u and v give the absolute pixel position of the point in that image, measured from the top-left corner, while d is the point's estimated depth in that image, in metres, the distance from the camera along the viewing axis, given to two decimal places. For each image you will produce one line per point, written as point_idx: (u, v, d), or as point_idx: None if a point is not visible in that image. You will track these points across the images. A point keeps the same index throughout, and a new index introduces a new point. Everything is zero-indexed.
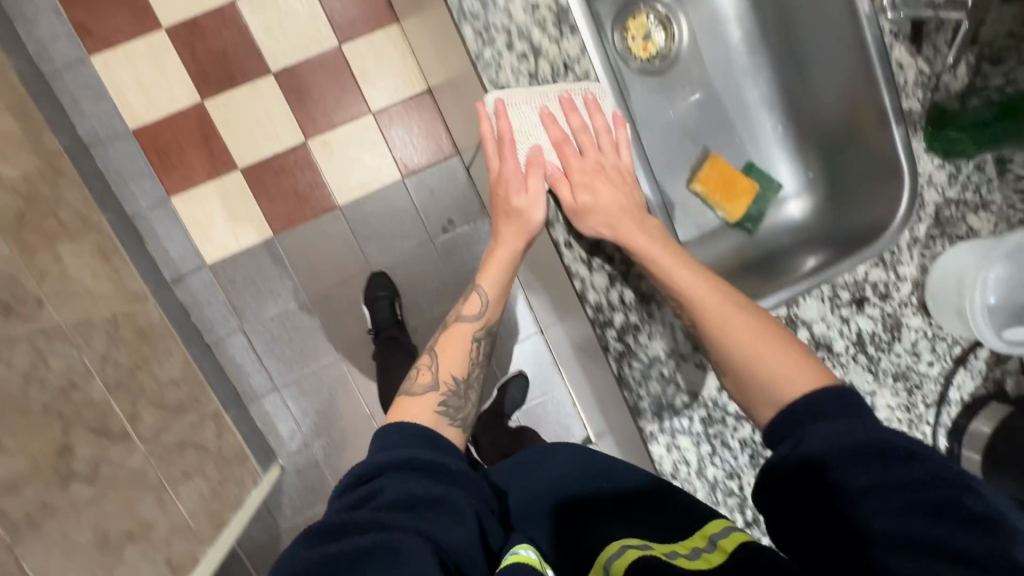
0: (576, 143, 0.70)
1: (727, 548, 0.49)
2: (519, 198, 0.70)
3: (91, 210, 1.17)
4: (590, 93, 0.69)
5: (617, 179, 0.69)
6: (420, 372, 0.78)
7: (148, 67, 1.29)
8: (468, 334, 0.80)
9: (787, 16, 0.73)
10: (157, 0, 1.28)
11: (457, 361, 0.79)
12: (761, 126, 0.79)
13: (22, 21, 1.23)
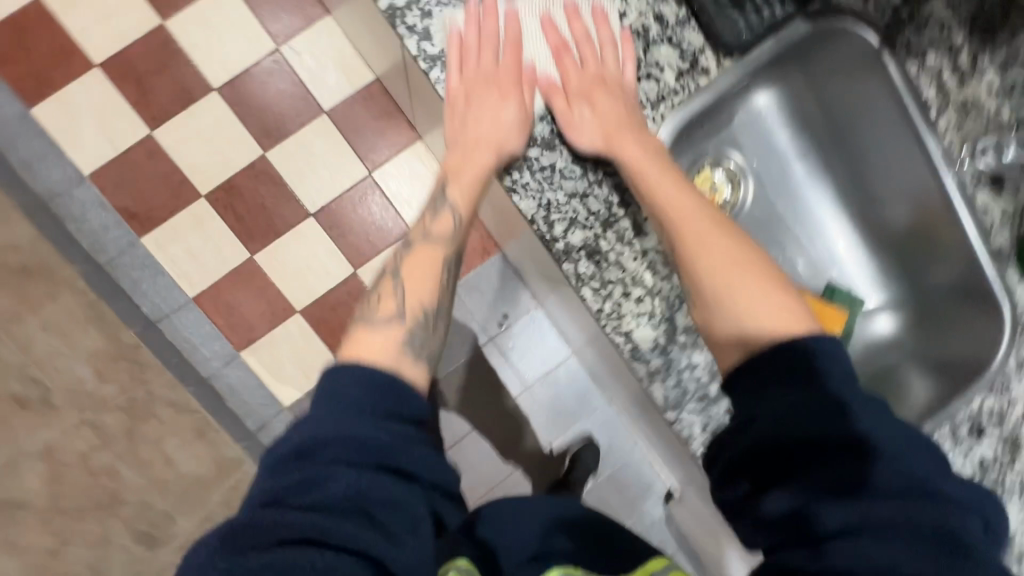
0: (570, 52, 0.73)
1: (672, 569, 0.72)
2: (507, 107, 0.72)
3: (180, 392, 1.28)
4: (595, 5, 0.73)
5: (615, 90, 0.71)
6: (379, 301, 0.75)
7: (196, 237, 1.32)
8: (436, 262, 0.78)
9: (851, 147, 0.77)
10: (190, 171, 1.30)
11: (421, 287, 0.76)
12: (834, 245, 0.81)
13: (71, 218, 1.26)
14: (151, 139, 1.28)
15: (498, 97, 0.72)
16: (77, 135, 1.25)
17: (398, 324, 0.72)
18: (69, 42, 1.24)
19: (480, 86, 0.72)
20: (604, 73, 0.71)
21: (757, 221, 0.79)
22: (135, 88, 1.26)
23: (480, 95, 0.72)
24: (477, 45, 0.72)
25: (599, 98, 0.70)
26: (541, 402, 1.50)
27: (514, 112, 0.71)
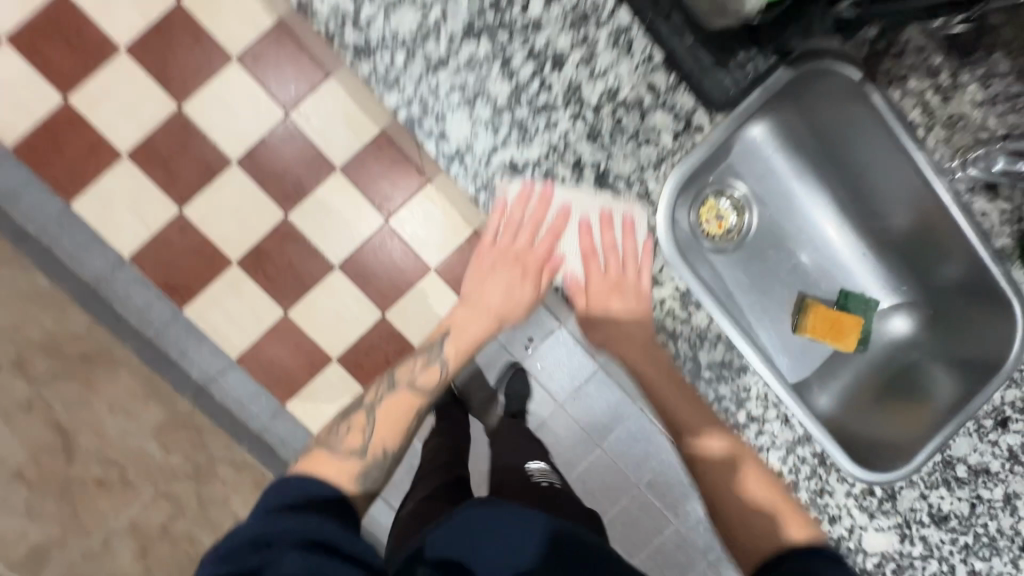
0: (598, 259, 0.83)
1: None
2: (523, 288, 0.88)
3: (235, 450, 1.36)
4: (630, 213, 0.80)
5: (627, 299, 0.82)
6: (348, 430, 0.90)
7: (232, 301, 1.40)
8: (412, 407, 0.95)
9: (850, 165, 0.80)
10: (221, 241, 1.38)
11: (383, 433, 0.91)
12: (843, 253, 0.88)
13: (119, 299, 1.35)
14: (181, 216, 1.36)
15: (517, 275, 0.87)
16: (113, 220, 1.34)
17: (355, 460, 0.87)
18: (97, 135, 1.32)
19: (506, 262, 0.86)
20: (623, 285, 0.81)
21: (766, 239, 0.88)
22: (161, 171, 1.35)
23: (502, 269, 0.88)
24: (518, 224, 0.82)
25: (614, 305, 0.83)
26: (576, 416, 1.54)
27: (529, 293, 0.88)
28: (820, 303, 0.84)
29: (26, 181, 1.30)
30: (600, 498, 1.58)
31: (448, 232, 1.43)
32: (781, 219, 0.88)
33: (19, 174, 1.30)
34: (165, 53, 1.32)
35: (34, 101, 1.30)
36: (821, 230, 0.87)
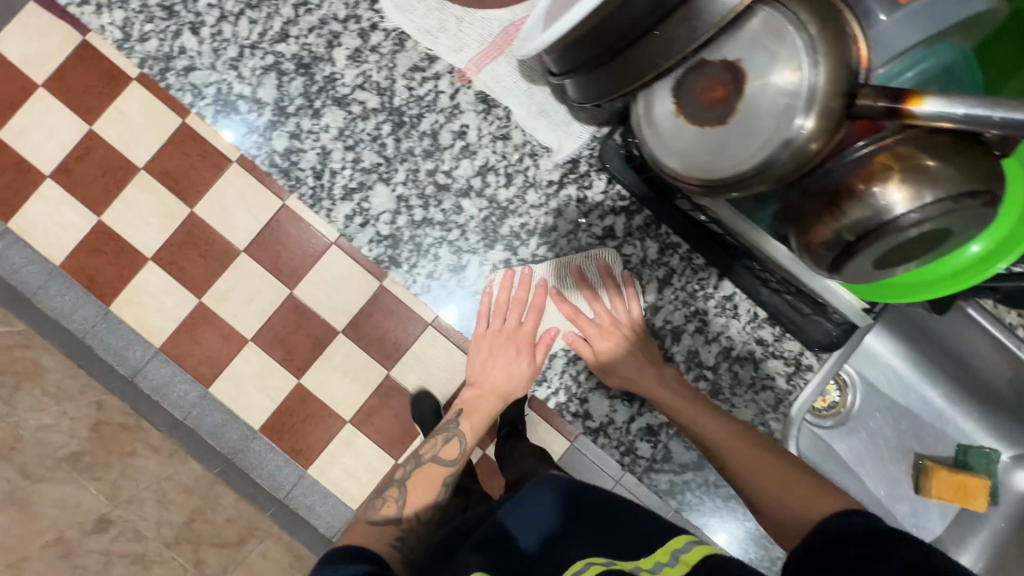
0: (583, 317, 1.32)
1: (688, 560, 0.81)
2: (527, 348, 1.33)
3: None
4: (605, 261, 1.33)
5: (615, 331, 1.29)
6: (384, 503, 1.14)
7: (349, 457, 1.52)
8: (439, 475, 1.20)
9: (960, 362, 1.20)
10: (335, 403, 1.53)
11: (422, 495, 1.16)
12: (957, 420, 1.28)
13: (253, 467, 1.51)
14: (300, 385, 1.52)
15: (516, 352, 1.33)
16: (244, 398, 1.51)
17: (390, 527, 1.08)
18: (228, 327, 1.51)
19: (507, 343, 1.34)
20: (617, 324, 1.30)
21: (874, 408, 1.31)
22: (280, 349, 1.52)
23: (506, 349, 1.33)
24: (505, 304, 1.35)
25: (608, 339, 1.29)
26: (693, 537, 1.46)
27: (524, 365, 1.31)
28: (941, 468, 1.20)
29: (173, 375, 1.50)
30: None
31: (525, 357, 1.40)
32: (892, 389, 1.31)
33: (167, 370, 1.50)
34: (275, 248, 1.50)
35: (176, 306, 1.50)
36: (927, 397, 1.29)
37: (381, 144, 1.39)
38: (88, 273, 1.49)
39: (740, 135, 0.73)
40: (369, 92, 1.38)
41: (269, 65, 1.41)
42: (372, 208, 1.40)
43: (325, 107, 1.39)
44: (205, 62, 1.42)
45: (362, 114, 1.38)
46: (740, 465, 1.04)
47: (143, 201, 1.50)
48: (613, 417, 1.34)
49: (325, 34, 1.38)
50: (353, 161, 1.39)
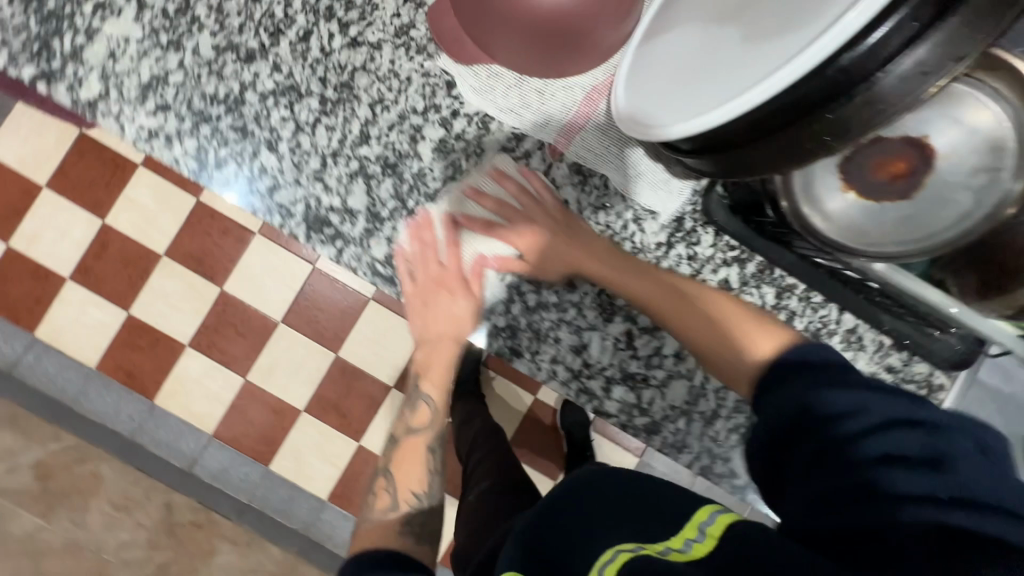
0: (498, 220, 0.68)
1: (717, 534, 0.44)
2: (459, 301, 0.69)
3: None
4: (499, 163, 0.67)
5: (546, 218, 0.67)
6: (376, 497, 0.75)
7: None
8: (423, 445, 0.77)
9: None
10: None
11: (410, 475, 0.75)
12: None
13: (328, 537, 1.48)
14: (361, 447, 1.49)
15: (447, 296, 0.69)
16: (306, 470, 1.48)
17: (397, 509, 0.73)
18: (277, 401, 1.47)
19: (427, 287, 0.68)
20: (533, 219, 0.67)
21: None
22: (335, 414, 1.48)
23: (432, 299, 0.69)
24: (421, 257, 0.68)
25: (558, 247, 0.67)
26: None
27: (471, 312, 0.69)
28: None
29: (231, 458, 1.46)
30: None
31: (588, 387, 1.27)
32: None
33: (223, 454, 1.46)
34: (313, 313, 1.47)
35: (222, 389, 1.46)
36: None
37: (495, 255, 0.69)
38: (126, 370, 1.44)
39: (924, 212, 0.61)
40: (449, 148, 0.67)
41: (342, 217, 0.67)
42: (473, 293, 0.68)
43: (392, 200, 0.67)
44: (185, 146, 0.65)
45: (452, 177, 0.67)
46: (711, 351, 0.63)
47: (169, 288, 1.45)
48: (634, 397, 0.72)
49: (411, 132, 0.66)
50: (435, 229, 0.68)
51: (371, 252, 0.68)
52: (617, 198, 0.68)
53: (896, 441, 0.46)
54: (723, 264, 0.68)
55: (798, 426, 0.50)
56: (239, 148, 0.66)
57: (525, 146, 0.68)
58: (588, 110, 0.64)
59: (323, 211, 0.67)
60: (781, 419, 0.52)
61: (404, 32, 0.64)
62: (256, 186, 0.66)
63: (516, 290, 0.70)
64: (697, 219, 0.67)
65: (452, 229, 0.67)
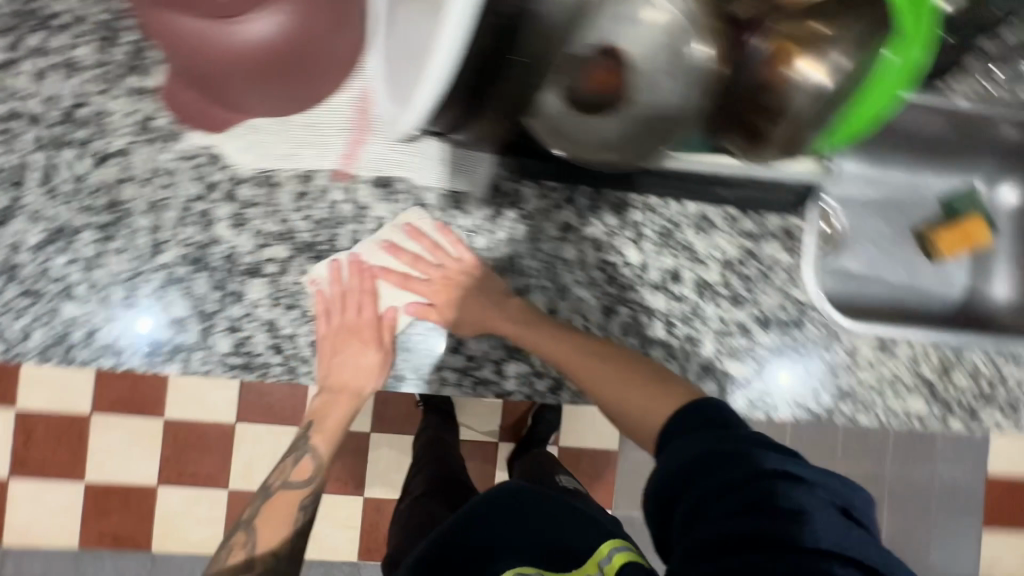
0: (415, 274, 0.62)
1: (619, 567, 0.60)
2: (365, 355, 0.62)
3: None
4: (409, 225, 0.62)
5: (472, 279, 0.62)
6: (233, 550, 0.73)
7: None
8: (292, 502, 0.75)
9: None
10: None
11: (279, 532, 0.74)
12: None
13: None
14: None
15: (359, 343, 0.61)
16: None
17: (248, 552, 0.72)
18: None
19: (333, 343, 0.61)
20: (453, 278, 0.62)
21: None
22: None
23: (340, 355, 0.61)
24: (337, 313, 0.60)
25: (468, 304, 0.61)
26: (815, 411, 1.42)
27: (376, 364, 0.62)
28: None
29: None
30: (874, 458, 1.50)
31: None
32: None
33: None
34: (266, 401, 1.42)
35: (211, 511, 1.42)
36: None
37: (343, 298, 0.60)
38: (110, 534, 1.40)
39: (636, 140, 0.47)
40: (248, 216, 0.59)
41: (173, 330, 0.58)
42: (340, 343, 0.61)
43: (214, 292, 0.58)
44: None
45: (268, 244, 0.59)
46: (613, 404, 0.59)
47: (115, 440, 1.40)
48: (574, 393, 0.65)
49: (201, 219, 0.58)
50: (272, 302, 0.59)
51: (218, 351, 0.59)
52: (427, 192, 0.62)
53: (808, 510, 0.43)
54: (557, 207, 0.64)
55: (690, 476, 0.48)
56: (45, 314, 0.56)
57: (319, 183, 0.60)
58: (365, 122, 0.60)
59: (148, 331, 0.57)
60: (686, 459, 0.49)
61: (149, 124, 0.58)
62: (170, 320, 0.58)
63: (376, 324, 0.61)
64: (513, 179, 0.63)
65: (287, 292, 0.60)
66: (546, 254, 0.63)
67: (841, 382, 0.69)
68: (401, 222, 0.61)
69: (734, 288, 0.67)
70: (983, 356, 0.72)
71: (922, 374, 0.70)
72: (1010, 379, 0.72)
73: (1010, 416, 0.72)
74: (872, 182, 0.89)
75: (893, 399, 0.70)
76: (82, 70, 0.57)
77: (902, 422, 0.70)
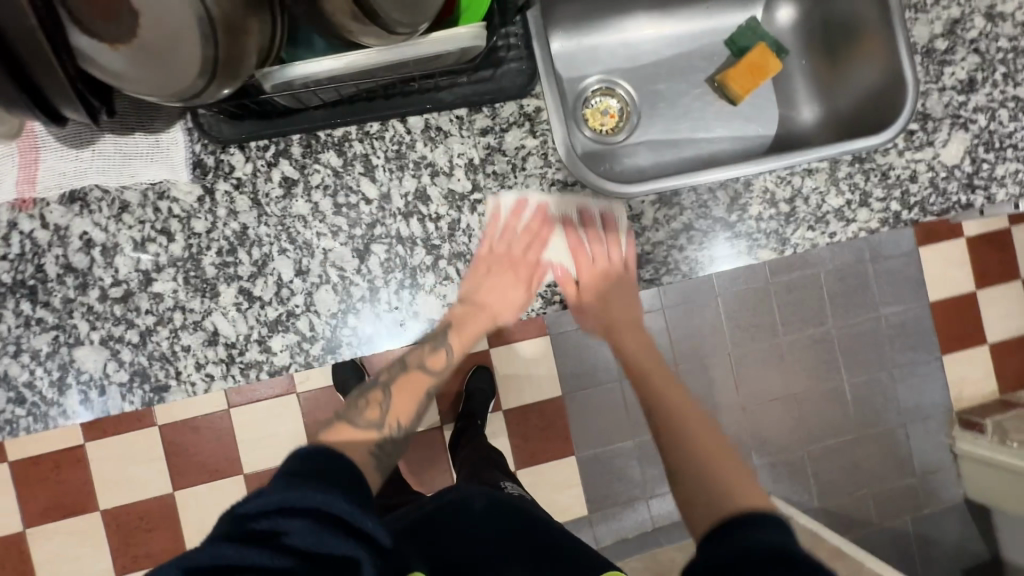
0: (585, 251, 0.65)
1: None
2: (519, 290, 0.62)
3: None
4: (612, 213, 0.66)
5: (622, 287, 0.65)
6: (366, 406, 0.54)
7: None
8: (427, 390, 0.57)
9: None
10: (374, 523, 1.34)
11: (410, 406, 0.55)
12: None
13: None
14: None
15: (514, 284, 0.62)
16: None
17: (371, 429, 0.52)
18: None
19: (498, 266, 0.62)
20: (611, 268, 0.65)
21: None
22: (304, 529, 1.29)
23: (495, 280, 0.62)
24: (517, 241, 0.63)
25: (615, 297, 0.65)
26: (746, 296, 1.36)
27: (523, 301, 0.62)
28: None
29: None
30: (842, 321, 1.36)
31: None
32: None
33: None
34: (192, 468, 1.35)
35: None
36: None
37: (70, 328, 0.57)
38: None
39: (181, 52, 0.38)
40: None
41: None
42: (89, 375, 0.57)
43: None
44: None
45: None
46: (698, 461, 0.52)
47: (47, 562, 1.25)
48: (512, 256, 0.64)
49: None
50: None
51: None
52: (124, 191, 0.58)
53: None
54: (271, 165, 0.60)
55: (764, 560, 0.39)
56: None
57: (4, 219, 0.56)
58: (28, 141, 0.56)
59: None
60: (761, 548, 0.40)
61: None
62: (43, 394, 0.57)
63: (114, 343, 0.57)
64: (213, 150, 0.59)
65: (9, 340, 0.56)
66: (276, 215, 0.60)
67: (632, 249, 0.66)
68: (106, 231, 0.57)
69: (488, 190, 0.63)
70: (772, 177, 0.69)
71: (715, 216, 0.68)
72: (807, 191, 0.69)
73: (818, 229, 0.69)
74: (647, 43, 0.85)
75: (691, 248, 0.67)
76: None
77: (709, 268, 0.68)
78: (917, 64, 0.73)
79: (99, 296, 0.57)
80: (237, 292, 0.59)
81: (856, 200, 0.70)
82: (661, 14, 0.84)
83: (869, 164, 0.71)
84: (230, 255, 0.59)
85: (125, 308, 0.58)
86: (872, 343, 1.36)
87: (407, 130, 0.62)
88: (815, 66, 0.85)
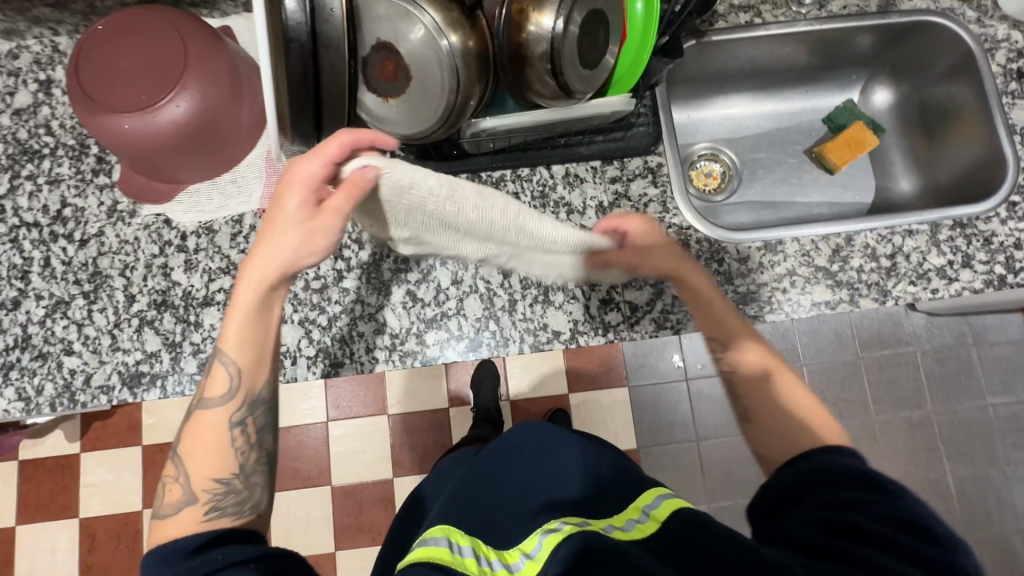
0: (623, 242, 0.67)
1: (660, 518, 0.49)
2: (292, 216, 0.51)
3: None
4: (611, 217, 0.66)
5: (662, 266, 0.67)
6: (166, 491, 0.52)
7: None
8: (217, 421, 0.54)
9: None
10: None
11: (206, 451, 0.54)
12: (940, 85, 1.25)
13: None
14: None
15: (300, 237, 0.51)
16: None
17: (195, 506, 0.51)
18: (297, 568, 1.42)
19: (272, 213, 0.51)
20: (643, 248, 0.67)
21: None
22: (368, 538, 1.32)
23: (282, 225, 0.51)
24: (286, 183, 0.51)
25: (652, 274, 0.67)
26: (833, 365, 1.36)
27: (304, 246, 0.51)
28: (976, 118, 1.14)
29: None
30: (926, 405, 1.36)
31: (518, 362, 1.35)
32: None
33: None
34: None
35: None
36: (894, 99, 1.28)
37: None
38: None
39: (426, 115, 0.58)
40: (197, 260, 0.73)
41: (150, 362, 0.71)
42: (284, 346, 0.71)
43: (178, 325, 0.72)
44: (5, 397, 0.70)
45: (214, 278, 0.73)
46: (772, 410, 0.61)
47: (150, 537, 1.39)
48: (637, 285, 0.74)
49: (162, 271, 0.73)
50: (223, 323, 0.72)
51: (187, 372, 0.71)
52: None
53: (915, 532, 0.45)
54: None
55: (824, 481, 0.51)
56: (65, 375, 0.71)
57: (247, 222, 0.74)
58: (275, 169, 0.75)
59: (131, 365, 0.71)
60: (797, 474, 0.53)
61: (114, 209, 0.75)
62: None
63: (309, 324, 0.72)
64: None
65: None
66: None
67: (739, 287, 0.74)
68: None
69: None
70: (873, 235, 0.76)
71: (817, 264, 0.75)
72: (908, 250, 0.75)
73: (919, 285, 0.74)
74: (749, 119, 0.97)
75: (794, 292, 0.74)
76: (63, 181, 0.75)
77: (811, 311, 0.74)
78: (1017, 143, 0.78)
79: (302, 285, 0.73)
80: (405, 293, 0.73)
81: (958, 261, 0.75)
82: (763, 94, 0.96)
83: (971, 229, 0.75)
84: (403, 263, 0.74)
85: (320, 297, 0.73)
86: (979, 434, 1.36)
87: (553, 176, 0.76)
88: (911, 146, 0.93)
